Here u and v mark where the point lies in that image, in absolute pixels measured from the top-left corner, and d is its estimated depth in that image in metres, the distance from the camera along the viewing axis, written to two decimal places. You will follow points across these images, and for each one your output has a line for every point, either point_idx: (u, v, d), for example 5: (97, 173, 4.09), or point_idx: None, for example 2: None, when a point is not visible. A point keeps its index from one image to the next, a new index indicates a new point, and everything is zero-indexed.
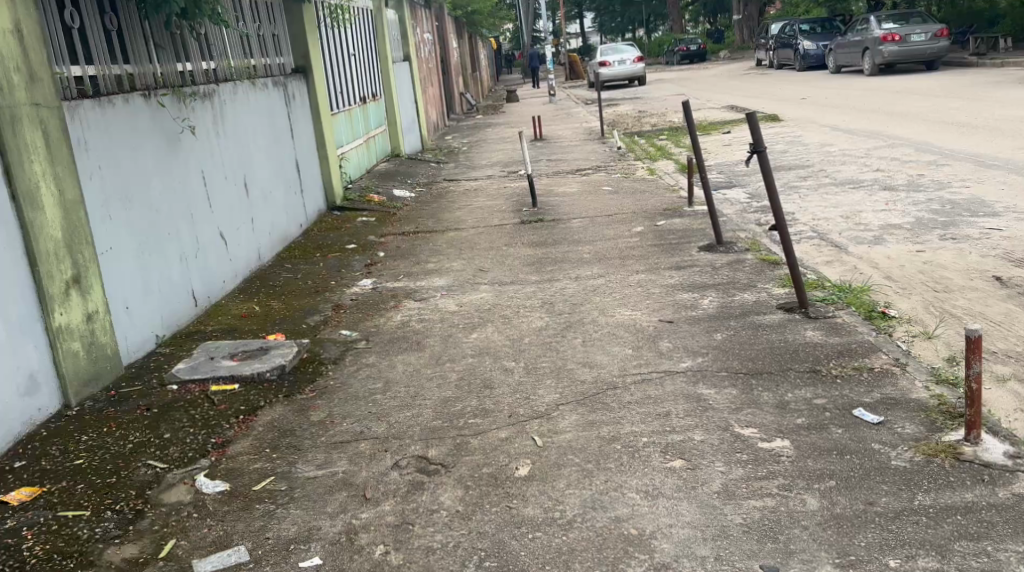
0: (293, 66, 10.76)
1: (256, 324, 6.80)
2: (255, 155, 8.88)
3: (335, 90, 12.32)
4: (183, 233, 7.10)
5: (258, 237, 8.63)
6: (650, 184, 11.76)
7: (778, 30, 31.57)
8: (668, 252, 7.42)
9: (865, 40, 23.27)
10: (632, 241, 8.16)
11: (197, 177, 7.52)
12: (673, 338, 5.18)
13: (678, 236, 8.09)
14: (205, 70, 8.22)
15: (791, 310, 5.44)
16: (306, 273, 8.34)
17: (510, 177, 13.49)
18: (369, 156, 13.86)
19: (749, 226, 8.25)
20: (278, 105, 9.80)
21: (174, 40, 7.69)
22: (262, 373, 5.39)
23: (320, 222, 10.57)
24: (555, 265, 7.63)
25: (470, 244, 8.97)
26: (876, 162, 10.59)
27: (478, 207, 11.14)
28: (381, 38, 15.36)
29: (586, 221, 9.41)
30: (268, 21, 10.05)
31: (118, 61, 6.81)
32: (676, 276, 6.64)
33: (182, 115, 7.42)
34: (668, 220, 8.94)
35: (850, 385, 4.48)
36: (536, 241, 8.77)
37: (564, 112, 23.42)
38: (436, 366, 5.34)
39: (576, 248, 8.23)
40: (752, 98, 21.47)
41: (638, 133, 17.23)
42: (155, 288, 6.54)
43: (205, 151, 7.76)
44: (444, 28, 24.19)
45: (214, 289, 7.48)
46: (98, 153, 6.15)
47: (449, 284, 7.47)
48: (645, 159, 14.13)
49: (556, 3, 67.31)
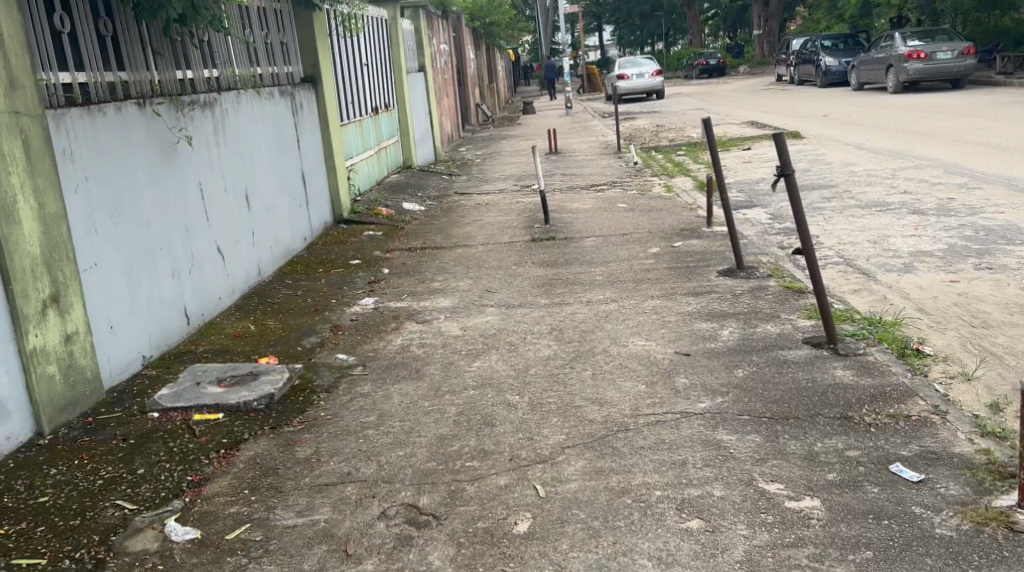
0: (302, 75, 10.46)
1: (248, 345, 6.46)
2: (258, 167, 8.56)
3: (346, 99, 12.01)
4: (177, 248, 6.78)
5: (259, 252, 8.30)
6: (667, 201, 11.41)
7: (799, 46, 31.21)
8: (685, 276, 7.06)
9: (889, 57, 22.89)
10: (647, 263, 7.79)
11: (194, 190, 7.20)
12: (691, 373, 4.82)
13: (696, 258, 7.72)
14: (207, 78, 7.91)
15: (818, 345, 5.07)
16: (307, 290, 8.01)
17: (523, 192, 13.14)
18: (380, 168, 13.54)
19: (771, 249, 7.87)
20: (285, 115, 9.49)
21: (176, 48, 7.39)
22: (249, 402, 5.04)
23: (326, 235, 10.25)
24: (566, 287, 7.27)
25: (478, 262, 8.62)
26: (904, 184, 10.21)
27: (488, 222, 10.80)
28: (395, 48, 15.05)
29: (600, 240, 9.05)
30: (276, 29, 9.75)
31: (112, 68, 6.50)
32: (693, 303, 6.27)
33: (180, 125, 7.11)
34: (685, 240, 8.57)
35: (885, 434, 4.10)
36: (547, 260, 8.42)
37: (580, 125, 23.08)
38: (435, 398, 4.98)
39: (589, 268, 7.88)
40: (773, 114, 21.09)
41: (655, 148, 16.87)
42: (144, 306, 6.21)
43: (204, 162, 7.44)
44: (461, 37, 23.89)
45: (209, 307, 7.15)
46: (85, 164, 5.83)
47: (454, 305, 7.11)
48: (663, 176, 13.76)
49: (575, 16, 67.09)
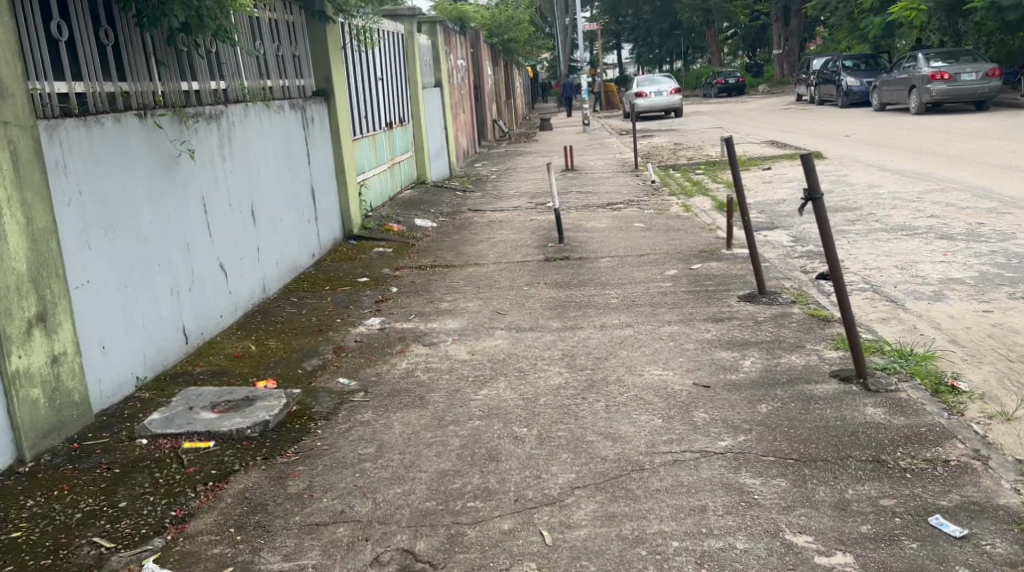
0: (314, 89, 10.24)
1: (247, 366, 6.21)
2: (265, 181, 8.32)
3: (359, 114, 11.79)
4: (176, 265, 6.53)
5: (264, 269, 8.05)
6: (685, 221, 11.13)
7: (820, 66, 30.93)
8: (703, 301, 6.78)
9: (912, 78, 22.58)
10: (664, 285, 7.51)
11: (197, 205, 6.96)
12: (711, 407, 4.55)
13: (716, 282, 7.43)
14: (214, 90, 7.68)
15: (847, 380, 4.80)
16: (312, 308, 7.76)
17: (538, 209, 12.89)
18: (393, 183, 13.31)
19: (794, 274, 7.59)
20: (295, 129, 9.26)
21: (181, 58, 7.17)
22: (242, 429, 4.77)
23: (335, 251, 10.00)
24: (580, 310, 7.00)
25: (489, 282, 8.36)
26: (930, 208, 9.91)
27: (501, 240, 10.54)
28: (411, 62, 14.84)
29: (616, 261, 8.78)
30: (288, 42, 9.54)
31: (112, 78, 6.28)
32: (713, 329, 6.00)
33: (183, 138, 6.88)
34: (704, 263, 8.29)
35: (922, 482, 3.82)
36: (561, 280, 8.15)
37: (597, 142, 22.83)
38: (439, 427, 4.71)
39: (604, 290, 7.61)
40: (794, 133, 20.80)
41: (673, 167, 16.60)
42: (139, 325, 5.97)
43: (207, 176, 7.20)
44: (479, 52, 23.71)
45: (209, 325, 6.90)
46: (79, 177, 5.59)
47: (462, 327, 6.85)
48: (681, 195, 13.48)
49: (594, 34, 66.98)
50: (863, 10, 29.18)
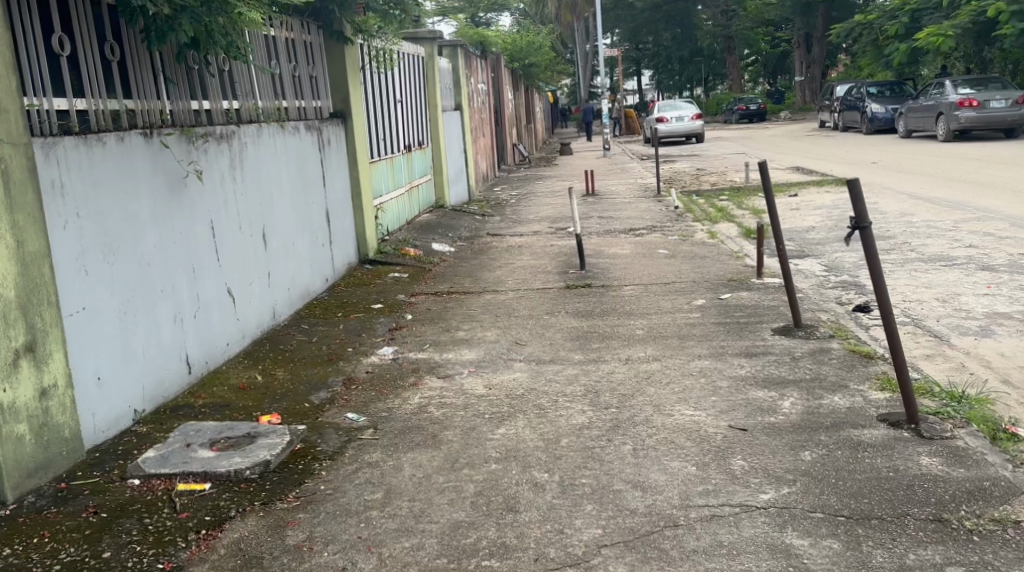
0: (332, 111, 9.97)
1: (251, 399, 5.86)
2: (278, 203, 8.01)
3: (377, 135, 11.50)
4: (181, 291, 6.22)
5: (276, 294, 7.73)
6: (712, 248, 10.78)
7: (844, 92, 30.60)
8: (735, 334, 6.43)
9: (939, 105, 22.21)
10: (693, 316, 7.16)
11: (205, 227, 6.66)
12: (750, 453, 4.22)
13: (747, 313, 7.08)
14: (227, 109, 7.38)
15: (897, 426, 4.46)
16: (323, 335, 7.41)
17: (559, 234, 12.56)
18: (410, 207, 13.00)
19: (829, 307, 7.23)
20: (310, 150, 8.97)
21: (191, 76, 6.87)
22: (240, 471, 4.43)
23: (349, 276, 9.67)
24: (603, 342, 6.64)
25: (508, 310, 8.02)
26: (967, 237, 9.53)
27: (520, 266, 10.20)
28: (431, 85, 14.58)
29: (640, 289, 8.42)
30: (305, 62, 9.27)
31: (116, 94, 5.96)
32: (747, 365, 5.66)
33: (192, 158, 6.58)
34: (734, 292, 7.92)
35: (990, 546, 3.48)
36: (584, 309, 7.82)
37: (619, 166, 22.51)
38: (451, 470, 4.37)
39: (629, 320, 7.26)
40: (820, 160, 20.42)
41: (697, 192, 16.26)
42: (138, 354, 5.64)
43: (216, 198, 6.89)
44: (500, 77, 23.50)
45: (214, 353, 6.58)
46: (78, 198, 5.29)
47: (479, 358, 6.50)
48: (705, 220, 13.11)
49: (615, 61, 66.84)
50: (888, 37, 28.84)
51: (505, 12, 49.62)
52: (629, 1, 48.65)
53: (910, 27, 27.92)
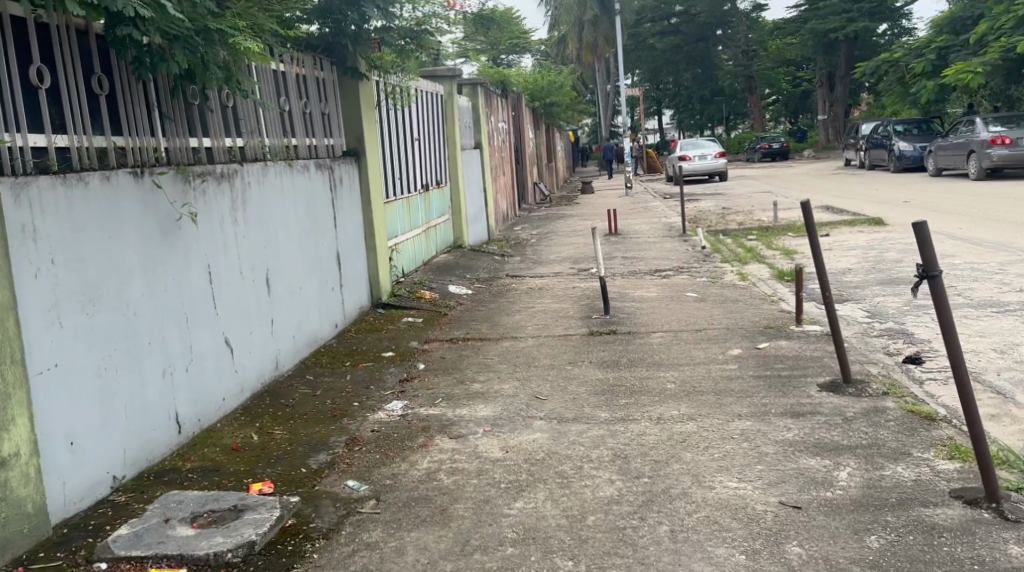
0: (344, 149, 9.50)
1: (243, 463, 5.31)
2: (285, 246, 7.48)
3: (393, 174, 11.05)
4: (171, 343, 5.68)
5: (280, 342, 7.19)
6: (743, 291, 10.22)
7: (870, 130, 30.04)
8: (778, 391, 5.93)
9: (970, 142, 21.65)
10: (729, 369, 6.62)
11: (203, 272, 6.12)
12: (807, 538, 3.88)
13: (789, 366, 6.56)
14: (229, 147, 6.86)
15: (975, 504, 4.03)
16: (328, 388, 6.84)
17: (581, 275, 12.04)
18: (428, 247, 12.51)
19: (874, 363, 6.69)
20: (320, 191, 8.47)
21: (191, 111, 6.33)
22: (221, 553, 4.00)
23: (360, 320, 9.12)
24: (631, 397, 6.07)
25: (528, 359, 7.46)
26: (1017, 281, 8.93)
27: (540, 310, 9.66)
28: (450, 123, 14.16)
29: (670, 336, 7.86)
30: (317, 98, 8.82)
31: (104, 130, 5.41)
32: (793, 429, 5.20)
33: (192, 198, 6.05)
34: (771, 341, 7.38)
35: None
36: (609, 358, 7.27)
37: (641, 205, 22.04)
38: (461, 556, 3.96)
39: (659, 372, 6.72)
40: (850, 198, 19.86)
41: (724, 231, 15.74)
42: (117, 415, 5.11)
43: (217, 240, 6.35)
44: (521, 116, 23.16)
45: (208, 409, 6.03)
46: (54, 243, 4.79)
47: (495, 416, 5.93)
48: (734, 261, 12.58)
49: (636, 100, 66.67)
50: (915, 74, 28.28)
51: (525, 53, 49.62)
52: (650, 42, 48.52)
53: (937, 64, 27.37)
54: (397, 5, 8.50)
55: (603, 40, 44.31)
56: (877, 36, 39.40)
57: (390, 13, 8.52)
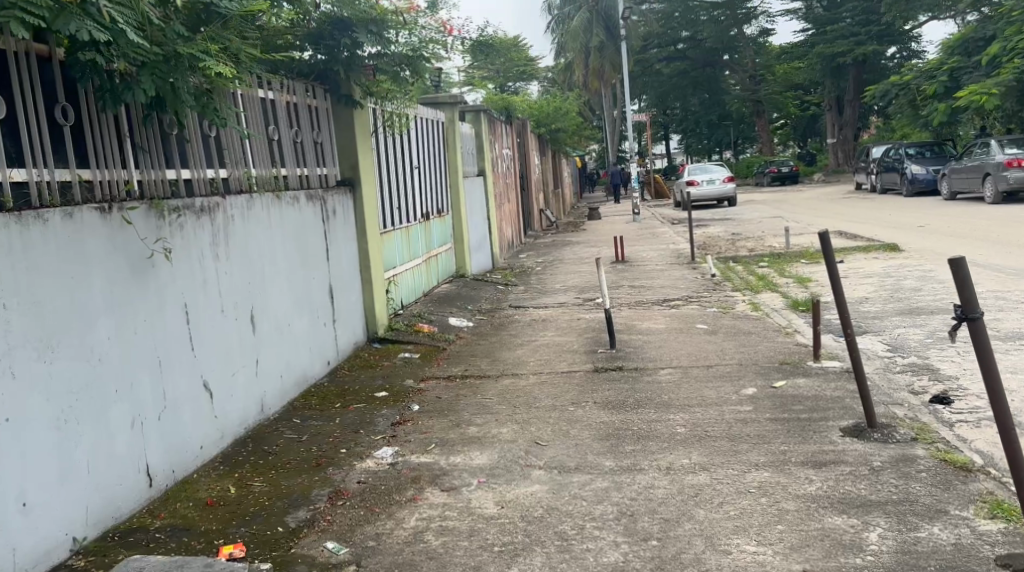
0: (338, 179, 9.10)
1: (217, 522, 4.90)
2: (271, 282, 7.05)
3: (392, 203, 10.66)
4: (143, 389, 5.26)
5: (265, 384, 6.75)
6: (757, 322, 9.80)
7: (880, 153, 29.64)
8: (798, 438, 5.53)
9: (985, 165, 21.23)
10: (744, 411, 6.17)
11: (178, 313, 5.70)
12: None
13: (808, 408, 6.15)
14: (211, 179, 6.45)
15: None
16: (316, 433, 6.41)
17: (586, 306, 11.64)
18: (428, 278, 12.11)
19: (899, 406, 6.27)
20: (310, 223, 8.06)
21: (167, 140, 5.92)
22: None
23: (354, 357, 8.69)
24: (638, 444, 5.63)
25: (529, 399, 7.03)
26: None
27: (544, 343, 9.25)
28: (452, 150, 13.79)
29: (680, 373, 7.41)
30: (308, 127, 8.43)
31: (68, 162, 5.00)
32: (816, 481, 4.83)
33: (165, 233, 5.63)
34: (788, 379, 6.96)
35: None
36: (615, 398, 6.84)
37: (650, 231, 21.63)
38: None
39: (669, 413, 6.29)
40: (864, 223, 19.42)
41: (735, 258, 15.31)
42: (76, 471, 4.69)
43: (196, 277, 5.93)
44: (526, 143, 22.82)
45: (184, 459, 5.60)
46: (6, 286, 4.43)
47: (492, 464, 5.51)
48: (746, 290, 12.15)
49: (643, 125, 66.34)
50: (926, 97, 27.89)
51: (532, 80, 49.41)
52: (657, 68, 48.27)
53: (949, 87, 26.95)
54: (391, 29, 8.21)
55: (610, 67, 43.92)
56: (886, 59, 39.05)
57: (384, 38, 8.23)
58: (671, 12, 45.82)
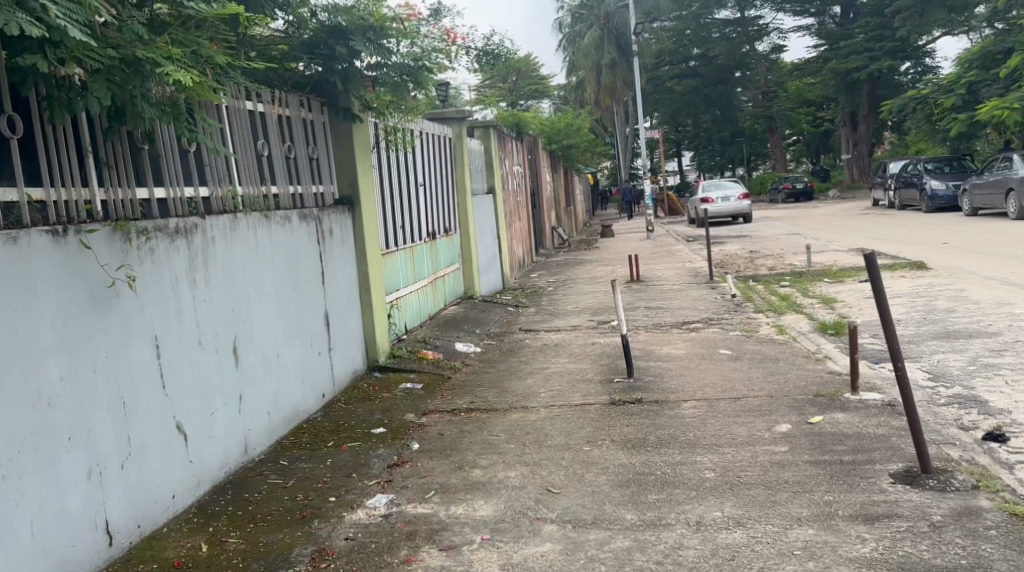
0: (337, 198, 8.44)
1: None
2: (259, 309, 6.42)
3: (395, 221, 10.06)
4: (103, 436, 4.72)
5: (250, 422, 6.15)
6: (783, 347, 9.17)
7: (899, 168, 28.95)
8: (843, 486, 4.95)
9: (1009, 180, 20.56)
10: (779, 452, 5.57)
11: (146, 347, 5.11)
12: None
13: (850, 449, 5.56)
14: (190, 197, 5.83)
15: None
16: (305, 475, 5.85)
17: (600, 329, 11.02)
18: (434, 300, 11.50)
19: (951, 444, 5.64)
20: (306, 245, 7.40)
21: (138, 156, 5.36)
22: None
23: (353, 387, 8.06)
24: (662, 492, 5.07)
25: (540, 436, 6.42)
26: None
27: (556, 371, 8.64)
28: (459, 165, 13.22)
29: (705, 406, 6.80)
30: (304, 142, 7.78)
31: (16, 180, 4.47)
32: (870, 540, 4.34)
33: (131, 259, 5.04)
34: (824, 414, 6.34)
35: None
36: (634, 435, 6.23)
37: (665, 249, 20.96)
38: None
39: (695, 455, 5.67)
40: (886, 240, 18.74)
41: (754, 277, 14.67)
42: (14, 532, 4.22)
43: (169, 307, 5.35)
44: (537, 159, 22.27)
45: (151, 512, 5.04)
46: None
47: (499, 515, 4.96)
48: (769, 311, 11.51)
49: (655, 140, 65.70)
50: (944, 110, 27.22)
51: (543, 97, 48.92)
52: (668, 84, 47.72)
53: (968, 100, 26.27)
54: (391, 37, 7.61)
55: (621, 84, 43.77)
56: (901, 74, 38.35)
57: (383, 48, 7.62)
58: (683, 29, 45.35)
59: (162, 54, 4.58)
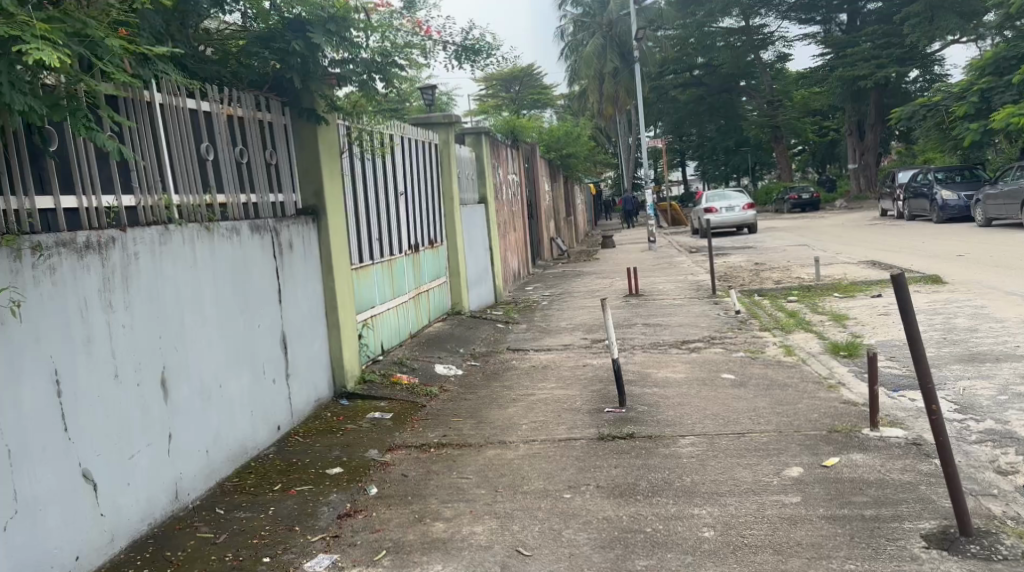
0: (300, 208, 7.62)
1: None
2: (195, 334, 5.61)
3: (370, 231, 9.25)
4: None
5: (182, 464, 5.36)
6: (792, 371, 8.35)
7: (908, 177, 28.12)
8: (866, 551, 4.30)
9: None
10: (791, 504, 4.80)
11: (40, 382, 4.37)
12: None
13: (873, 500, 4.78)
14: (111, 207, 5.05)
15: None
16: (241, 528, 5.06)
17: (592, 349, 10.21)
18: (416, 316, 10.67)
19: (989, 494, 4.85)
20: (257, 259, 6.58)
21: (40, 161, 4.63)
22: None
23: (315, 417, 7.25)
24: (653, 558, 4.38)
25: (515, 479, 5.61)
26: None
27: (542, 397, 7.84)
28: (446, 174, 12.40)
29: (705, 444, 6.00)
30: (260, 145, 6.95)
31: None
32: None
33: (21, 283, 4.31)
34: (841, 456, 5.53)
35: None
36: (622, 479, 5.42)
37: (667, 260, 20.09)
38: None
39: (692, 506, 4.88)
40: (897, 253, 17.87)
41: (760, 291, 13.85)
42: None
43: (75, 337, 4.57)
44: (535, 167, 21.40)
45: None
46: None
47: None
48: (776, 330, 10.69)
49: (659, 152, 64.93)
50: (955, 118, 26.35)
51: (545, 106, 47.97)
52: (672, 93, 46.91)
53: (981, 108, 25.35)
54: (358, 30, 6.77)
55: (624, 92, 42.91)
56: (909, 82, 37.51)
57: (348, 40, 6.77)
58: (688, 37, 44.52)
59: (17, 28, 3.91)
